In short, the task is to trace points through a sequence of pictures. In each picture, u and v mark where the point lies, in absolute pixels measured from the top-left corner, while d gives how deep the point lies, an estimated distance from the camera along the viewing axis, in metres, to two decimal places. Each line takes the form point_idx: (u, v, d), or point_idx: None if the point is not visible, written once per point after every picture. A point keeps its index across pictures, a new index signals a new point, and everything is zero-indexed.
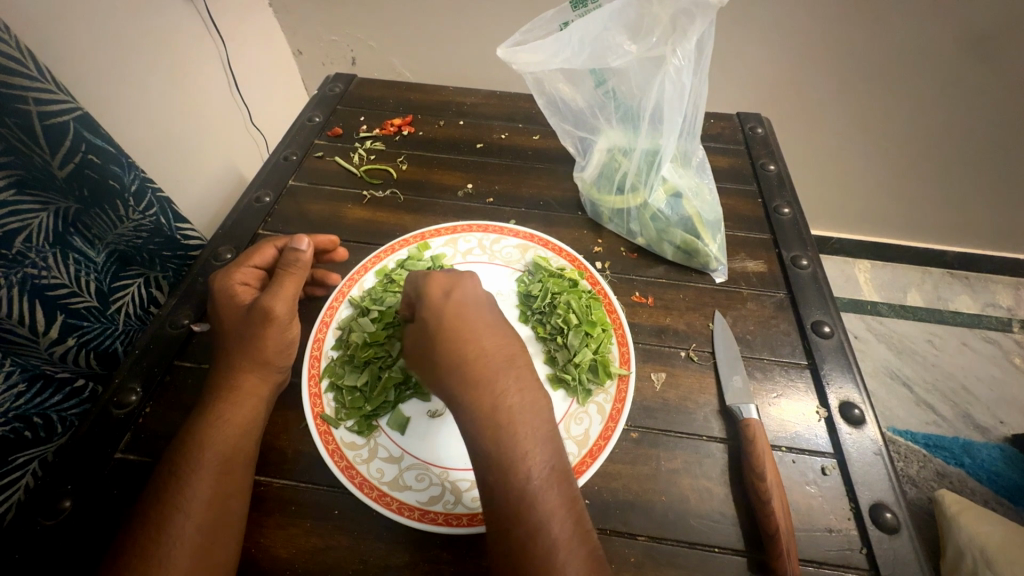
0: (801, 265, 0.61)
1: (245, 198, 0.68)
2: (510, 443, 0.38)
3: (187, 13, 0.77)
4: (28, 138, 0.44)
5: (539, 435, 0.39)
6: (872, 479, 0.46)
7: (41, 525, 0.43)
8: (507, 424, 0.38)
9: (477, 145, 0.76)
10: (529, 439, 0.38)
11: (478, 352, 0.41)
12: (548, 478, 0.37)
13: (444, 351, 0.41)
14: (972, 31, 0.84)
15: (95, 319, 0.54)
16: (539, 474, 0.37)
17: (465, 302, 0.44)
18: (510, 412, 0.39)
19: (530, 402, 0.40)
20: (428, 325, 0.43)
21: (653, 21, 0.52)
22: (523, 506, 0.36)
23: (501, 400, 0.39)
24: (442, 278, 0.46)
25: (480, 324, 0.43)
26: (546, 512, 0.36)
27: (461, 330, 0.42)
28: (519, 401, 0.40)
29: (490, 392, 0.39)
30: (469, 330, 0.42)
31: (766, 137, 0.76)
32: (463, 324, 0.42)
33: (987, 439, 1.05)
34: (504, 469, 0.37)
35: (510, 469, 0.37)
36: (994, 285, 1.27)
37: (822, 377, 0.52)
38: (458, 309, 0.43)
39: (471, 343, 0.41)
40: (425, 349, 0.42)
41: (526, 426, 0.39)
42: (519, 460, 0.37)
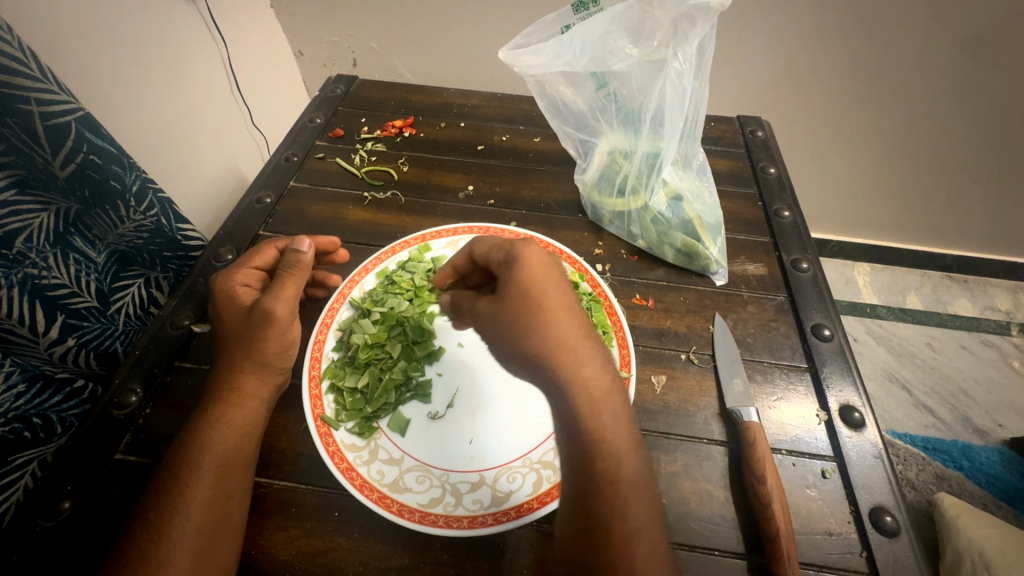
0: (801, 268, 0.61)
1: (245, 198, 0.68)
2: (606, 433, 0.38)
3: (188, 14, 0.78)
4: (29, 138, 0.44)
5: (626, 424, 0.39)
6: (872, 483, 0.46)
7: (40, 526, 0.43)
8: (601, 414, 0.38)
9: (478, 147, 0.76)
10: (621, 429, 0.39)
11: (572, 335, 0.40)
12: (636, 468, 0.38)
13: (547, 336, 0.39)
14: (972, 36, 0.84)
15: (95, 320, 0.54)
16: (629, 465, 0.38)
17: (558, 281, 0.42)
18: (603, 404, 0.39)
19: (617, 389, 0.40)
20: (537, 305, 0.40)
21: (654, 25, 0.53)
22: (617, 498, 0.37)
23: (599, 391, 0.39)
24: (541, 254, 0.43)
25: (572, 305, 0.41)
26: (637, 504, 0.37)
27: (565, 316, 0.40)
28: (610, 390, 0.39)
29: (592, 382, 0.39)
30: (571, 316, 0.41)
31: (767, 140, 0.77)
32: (562, 308, 0.40)
33: (986, 442, 1.05)
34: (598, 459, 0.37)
35: (604, 461, 0.37)
36: (993, 288, 1.28)
37: (822, 380, 0.52)
38: (560, 291, 0.41)
39: (568, 328, 0.40)
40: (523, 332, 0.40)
41: (616, 414, 0.39)
42: (613, 451, 0.38)
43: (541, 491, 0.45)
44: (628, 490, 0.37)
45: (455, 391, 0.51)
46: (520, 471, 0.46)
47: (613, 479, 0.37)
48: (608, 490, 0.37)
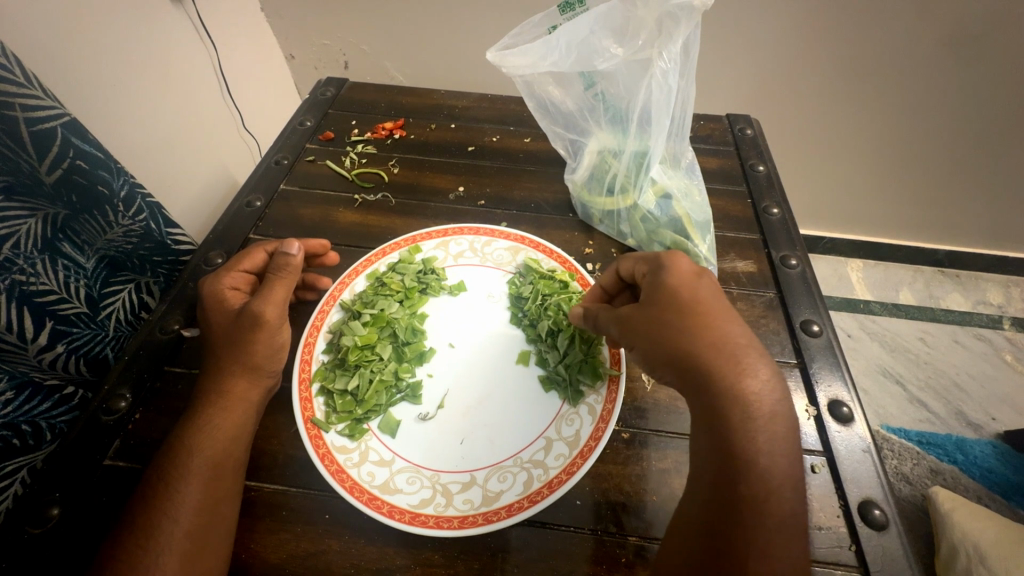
0: (790, 265, 0.62)
1: (236, 202, 0.68)
2: (755, 437, 0.38)
3: (177, 18, 0.77)
4: (15, 144, 0.44)
5: (785, 437, 0.38)
6: (861, 476, 0.46)
7: (28, 533, 0.43)
8: (753, 418, 0.38)
9: (468, 148, 0.77)
10: (778, 439, 0.38)
11: (727, 341, 0.41)
12: (784, 479, 0.37)
13: (699, 337, 0.41)
14: (958, 32, 0.85)
15: (85, 325, 0.54)
16: (781, 476, 0.37)
17: (711, 292, 0.44)
18: (760, 410, 0.39)
19: (781, 400, 0.40)
20: (685, 306, 0.43)
21: (639, 24, 0.53)
22: (755, 500, 0.36)
23: (760, 396, 0.39)
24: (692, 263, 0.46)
25: (727, 314, 0.43)
26: (780, 515, 0.36)
27: (716, 320, 0.42)
28: (772, 400, 0.39)
29: (748, 387, 0.39)
30: (723, 323, 0.42)
31: (756, 138, 0.77)
32: (716, 315, 0.43)
33: (980, 435, 1.06)
34: (743, 458, 0.37)
35: (750, 461, 0.37)
36: (984, 283, 1.28)
37: (812, 375, 0.53)
38: (710, 298, 0.44)
39: (722, 333, 0.42)
40: (668, 333, 0.42)
41: (773, 425, 0.38)
42: (764, 457, 0.37)
43: (531, 490, 0.45)
44: (772, 496, 0.37)
45: (446, 392, 0.52)
46: (511, 471, 0.46)
47: (754, 481, 0.37)
48: (744, 489, 0.37)
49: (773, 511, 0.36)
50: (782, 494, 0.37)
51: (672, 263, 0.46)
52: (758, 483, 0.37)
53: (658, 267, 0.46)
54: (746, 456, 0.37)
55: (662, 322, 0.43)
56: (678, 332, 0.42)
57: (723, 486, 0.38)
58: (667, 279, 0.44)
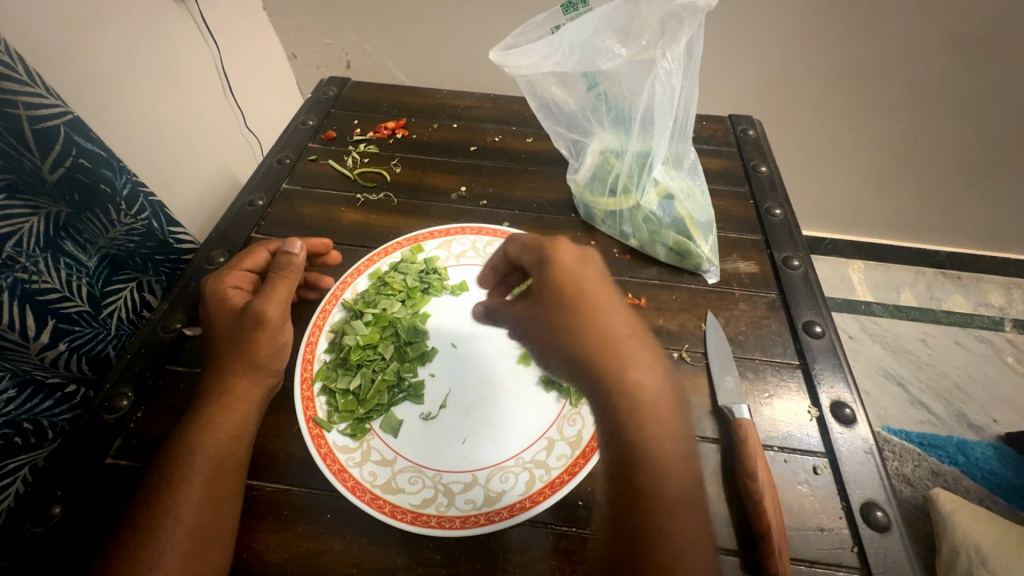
0: (792, 265, 0.61)
1: (238, 201, 0.68)
2: (654, 438, 0.33)
3: (178, 17, 0.77)
4: (18, 142, 0.44)
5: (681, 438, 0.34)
6: (863, 477, 0.46)
7: (31, 531, 0.43)
8: (648, 413, 0.34)
9: (471, 148, 0.77)
10: (670, 432, 0.34)
11: (613, 328, 0.38)
12: (685, 484, 0.33)
13: (586, 325, 0.38)
14: (961, 33, 0.85)
15: (87, 324, 0.54)
16: (677, 474, 0.33)
17: (597, 278, 0.42)
18: (655, 405, 0.34)
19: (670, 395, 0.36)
20: (561, 295, 0.41)
21: (642, 24, 0.53)
22: (658, 510, 0.32)
23: (645, 386, 0.35)
24: (572, 250, 0.44)
25: (614, 303, 0.40)
26: (683, 525, 0.32)
27: (597, 304, 0.39)
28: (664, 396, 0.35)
29: (634, 378, 0.35)
30: (605, 307, 0.39)
31: (758, 138, 0.77)
32: (604, 304, 0.40)
33: (981, 437, 1.05)
34: (639, 464, 0.33)
35: (648, 466, 0.33)
36: (986, 284, 1.28)
37: (813, 377, 0.52)
38: (588, 284, 0.41)
39: (610, 321, 0.38)
40: (560, 325, 0.39)
41: (668, 422, 0.34)
42: (663, 459, 0.33)
43: (533, 490, 0.45)
44: (674, 504, 0.32)
45: (448, 391, 0.52)
46: (512, 471, 0.46)
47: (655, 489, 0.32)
48: (646, 502, 0.32)
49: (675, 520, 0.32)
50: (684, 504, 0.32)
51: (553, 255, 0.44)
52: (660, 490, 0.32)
53: (543, 259, 0.45)
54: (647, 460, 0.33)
55: (552, 315, 0.40)
56: (566, 323, 0.39)
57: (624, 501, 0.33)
58: (551, 271, 0.43)
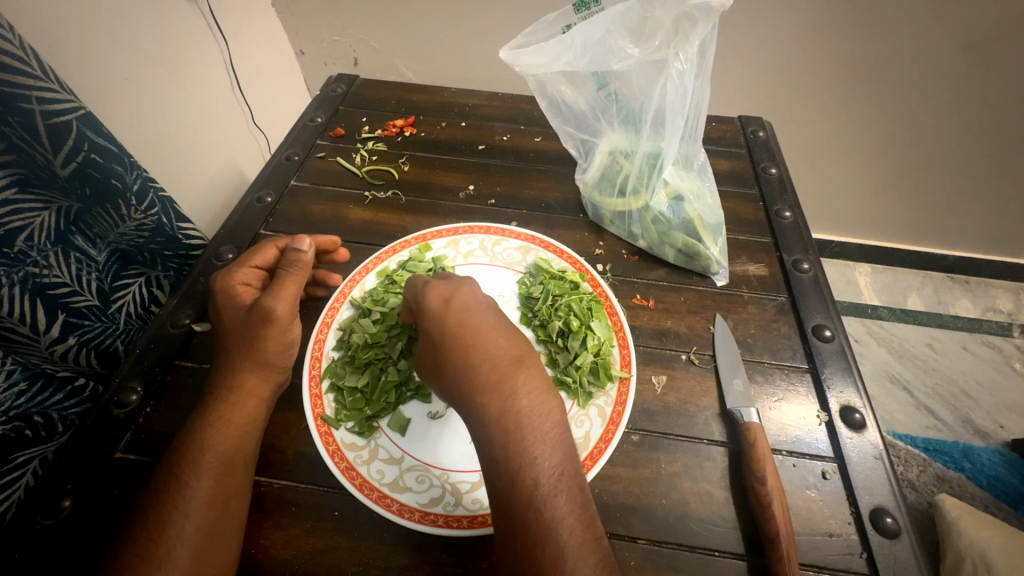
0: (802, 269, 0.61)
1: (246, 198, 0.68)
2: (524, 448, 0.38)
3: (188, 12, 0.77)
4: (31, 137, 0.44)
5: (553, 442, 0.39)
6: (872, 483, 0.46)
7: (41, 524, 0.43)
8: (519, 425, 0.39)
9: (479, 147, 0.76)
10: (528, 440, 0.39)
11: (484, 354, 0.42)
12: (557, 484, 0.38)
13: (457, 354, 0.42)
14: (975, 36, 0.84)
15: (96, 318, 0.54)
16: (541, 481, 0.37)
17: (466, 309, 0.44)
18: (523, 418, 0.39)
19: (541, 406, 0.41)
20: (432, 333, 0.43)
21: (655, 24, 0.53)
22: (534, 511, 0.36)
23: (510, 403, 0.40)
24: (441, 286, 0.46)
25: (490, 329, 0.44)
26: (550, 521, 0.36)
27: (468, 337, 0.43)
28: (535, 408, 0.40)
29: (506, 397, 0.40)
30: (478, 337, 0.43)
31: (768, 140, 0.76)
32: (473, 329, 0.43)
33: (988, 443, 1.05)
34: (512, 472, 0.37)
35: (519, 473, 0.37)
36: (994, 289, 1.27)
37: (823, 381, 0.52)
38: (461, 315, 0.44)
39: (484, 345, 0.42)
40: (437, 356, 0.43)
41: (538, 431, 0.39)
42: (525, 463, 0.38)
43: None
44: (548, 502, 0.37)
45: None
46: None
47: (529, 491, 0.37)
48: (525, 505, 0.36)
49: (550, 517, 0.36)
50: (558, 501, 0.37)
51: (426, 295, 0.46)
52: (531, 493, 0.37)
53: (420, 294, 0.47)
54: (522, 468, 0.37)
55: (432, 347, 0.43)
56: (443, 353, 0.42)
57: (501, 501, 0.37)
58: (428, 309, 0.44)
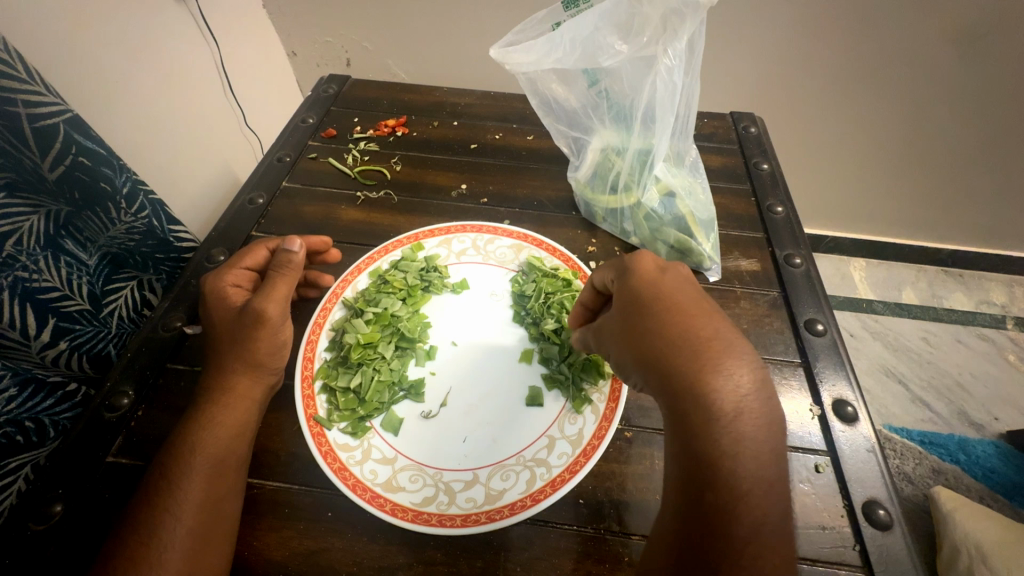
0: (794, 264, 0.61)
1: (238, 200, 0.68)
2: (734, 430, 0.33)
3: (178, 14, 0.77)
4: (18, 140, 0.44)
5: (766, 436, 0.33)
6: (865, 476, 0.46)
7: (32, 530, 0.43)
8: (725, 407, 0.34)
9: (471, 146, 0.76)
10: (746, 433, 0.33)
11: (699, 329, 0.37)
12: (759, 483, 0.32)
13: (675, 324, 0.38)
14: (966, 29, 0.84)
15: (87, 322, 0.54)
16: (751, 480, 0.32)
17: (681, 286, 0.41)
18: (743, 406, 0.34)
19: (767, 397, 0.35)
20: (641, 296, 0.40)
21: (644, 20, 0.52)
22: (731, 498, 0.32)
23: (728, 392, 0.34)
24: (651, 257, 0.44)
25: (705, 308, 0.39)
26: (752, 522, 0.31)
27: (686, 311, 0.38)
28: (755, 397, 0.34)
29: (721, 377, 0.34)
30: (694, 313, 0.38)
31: (760, 136, 0.77)
32: (694, 307, 0.39)
33: (982, 435, 1.05)
34: (714, 455, 0.33)
35: (722, 455, 0.33)
36: (988, 282, 1.28)
37: (815, 375, 0.52)
38: (675, 289, 0.40)
39: (701, 321, 0.38)
40: (641, 324, 0.39)
41: (755, 424, 0.33)
42: (742, 457, 0.32)
43: (534, 488, 0.45)
44: (748, 494, 0.32)
45: (449, 390, 0.51)
46: (513, 470, 0.46)
47: (727, 478, 0.32)
48: (719, 491, 0.32)
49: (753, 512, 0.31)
50: (761, 497, 0.32)
51: (636, 261, 0.43)
52: (732, 477, 0.32)
53: (621, 270, 0.43)
54: (722, 451, 0.33)
55: (624, 320, 0.40)
56: (647, 324, 0.38)
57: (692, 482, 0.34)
58: (631, 278, 0.42)
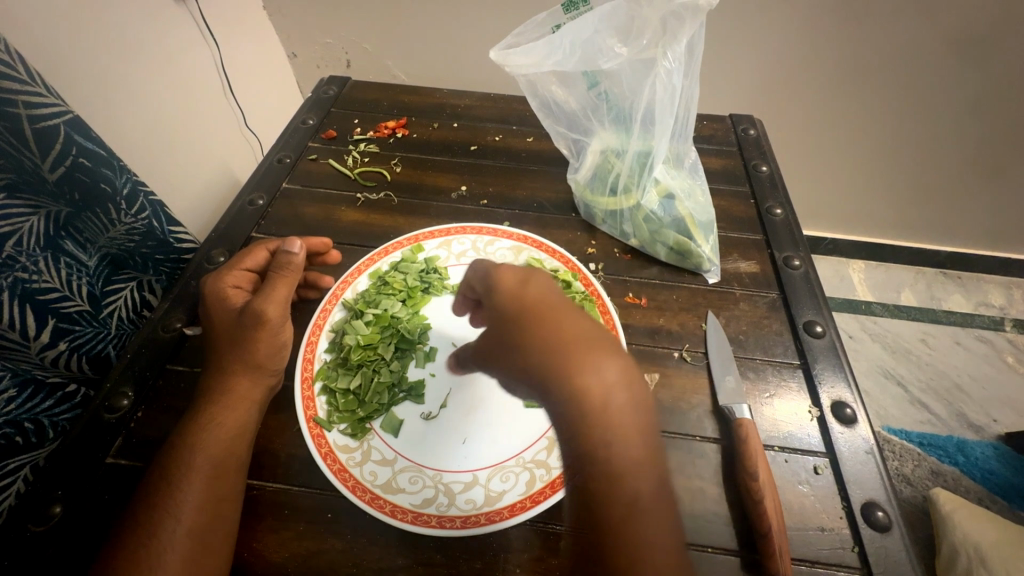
0: (793, 265, 0.61)
1: (238, 201, 0.68)
2: (612, 431, 0.35)
3: (178, 15, 0.77)
4: (18, 141, 0.44)
5: (639, 425, 0.36)
6: (864, 477, 0.46)
7: (31, 531, 0.43)
8: (610, 414, 0.35)
9: (471, 148, 0.76)
10: (626, 432, 0.35)
11: (564, 337, 0.38)
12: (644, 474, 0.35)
13: (554, 336, 0.38)
14: (964, 32, 0.85)
15: (87, 323, 0.54)
16: (636, 472, 0.35)
17: (544, 296, 0.41)
18: (615, 406, 0.36)
19: (636, 390, 0.37)
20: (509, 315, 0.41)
21: (643, 23, 0.53)
22: (626, 499, 0.34)
23: (599, 392, 0.36)
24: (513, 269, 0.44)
25: (570, 313, 0.40)
26: (647, 512, 0.34)
27: (551, 321, 0.39)
28: (624, 392, 0.36)
29: (591, 381, 0.36)
30: (558, 320, 0.39)
31: (759, 138, 0.77)
32: (559, 314, 0.40)
33: (981, 437, 1.05)
34: (605, 462, 0.35)
35: (611, 461, 0.34)
36: (986, 284, 1.28)
37: (814, 376, 0.52)
38: (538, 300, 0.41)
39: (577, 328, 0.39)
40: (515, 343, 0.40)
41: (628, 418, 0.36)
42: (624, 455, 0.35)
43: (534, 490, 0.45)
44: (638, 487, 0.34)
45: (449, 391, 0.51)
46: (513, 471, 0.46)
47: (618, 480, 0.34)
48: (614, 495, 0.34)
49: (645, 510, 0.34)
50: (649, 486, 0.35)
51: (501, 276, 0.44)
52: (623, 481, 0.34)
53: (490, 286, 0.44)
54: (607, 454, 0.35)
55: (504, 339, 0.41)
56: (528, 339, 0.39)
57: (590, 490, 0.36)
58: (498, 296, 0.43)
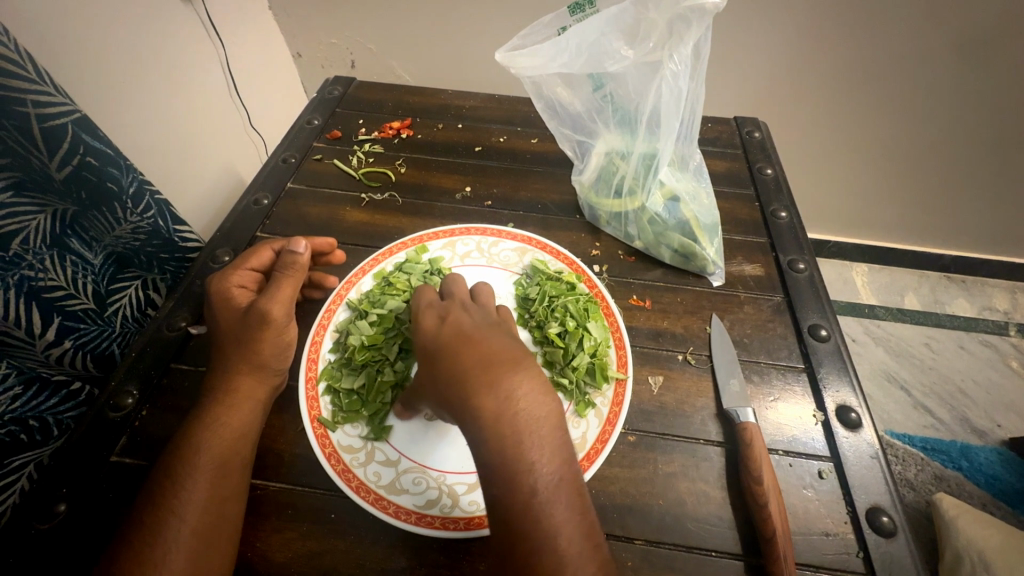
0: (798, 269, 0.61)
1: (242, 200, 0.68)
2: (518, 440, 0.35)
3: (184, 15, 0.77)
4: (25, 139, 0.44)
5: (549, 438, 0.36)
6: (868, 482, 0.46)
7: (35, 528, 0.43)
8: (515, 428, 0.36)
9: (475, 149, 0.77)
10: (532, 441, 0.36)
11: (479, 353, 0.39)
12: (556, 492, 0.35)
13: (464, 354, 0.39)
14: (971, 36, 0.84)
15: (92, 321, 0.54)
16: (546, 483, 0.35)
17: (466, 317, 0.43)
18: (523, 415, 0.36)
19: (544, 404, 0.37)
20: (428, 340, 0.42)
21: (650, 26, 0.53)
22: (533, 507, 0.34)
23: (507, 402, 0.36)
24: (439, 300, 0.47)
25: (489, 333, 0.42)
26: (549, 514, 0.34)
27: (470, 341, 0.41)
28: (533, 404, 0.37)
29: (496, 392, 0.37)
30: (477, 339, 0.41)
31: (763, 141, 0.77)
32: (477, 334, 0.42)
33: (985, 442, 1.05)
34: (514, 475, 0.35)
35: (517, 478, 0.34)
36: (990, 288, 1.28)
37: (819, 380, 0.52)
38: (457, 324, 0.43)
39: (490, 347, 0.40)
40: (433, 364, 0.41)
41: (537, 426, 0.36)
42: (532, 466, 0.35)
43: None
44: (544, 493, 0.34)
45: None
46: None
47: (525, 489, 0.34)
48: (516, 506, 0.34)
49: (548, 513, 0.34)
50: (555, 492, 0.35)
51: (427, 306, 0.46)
52: (530, 494, 0.34)
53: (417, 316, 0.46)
54: (509, 462, 0.35)
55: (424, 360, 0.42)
56: (441, 365, 0.40)
57: (498, 513, 0.35)
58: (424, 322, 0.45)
